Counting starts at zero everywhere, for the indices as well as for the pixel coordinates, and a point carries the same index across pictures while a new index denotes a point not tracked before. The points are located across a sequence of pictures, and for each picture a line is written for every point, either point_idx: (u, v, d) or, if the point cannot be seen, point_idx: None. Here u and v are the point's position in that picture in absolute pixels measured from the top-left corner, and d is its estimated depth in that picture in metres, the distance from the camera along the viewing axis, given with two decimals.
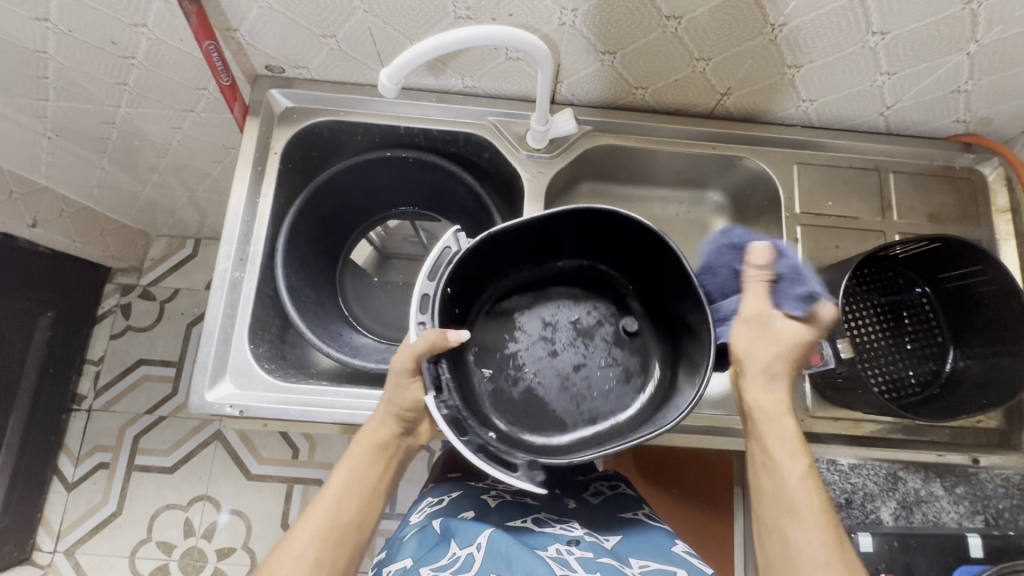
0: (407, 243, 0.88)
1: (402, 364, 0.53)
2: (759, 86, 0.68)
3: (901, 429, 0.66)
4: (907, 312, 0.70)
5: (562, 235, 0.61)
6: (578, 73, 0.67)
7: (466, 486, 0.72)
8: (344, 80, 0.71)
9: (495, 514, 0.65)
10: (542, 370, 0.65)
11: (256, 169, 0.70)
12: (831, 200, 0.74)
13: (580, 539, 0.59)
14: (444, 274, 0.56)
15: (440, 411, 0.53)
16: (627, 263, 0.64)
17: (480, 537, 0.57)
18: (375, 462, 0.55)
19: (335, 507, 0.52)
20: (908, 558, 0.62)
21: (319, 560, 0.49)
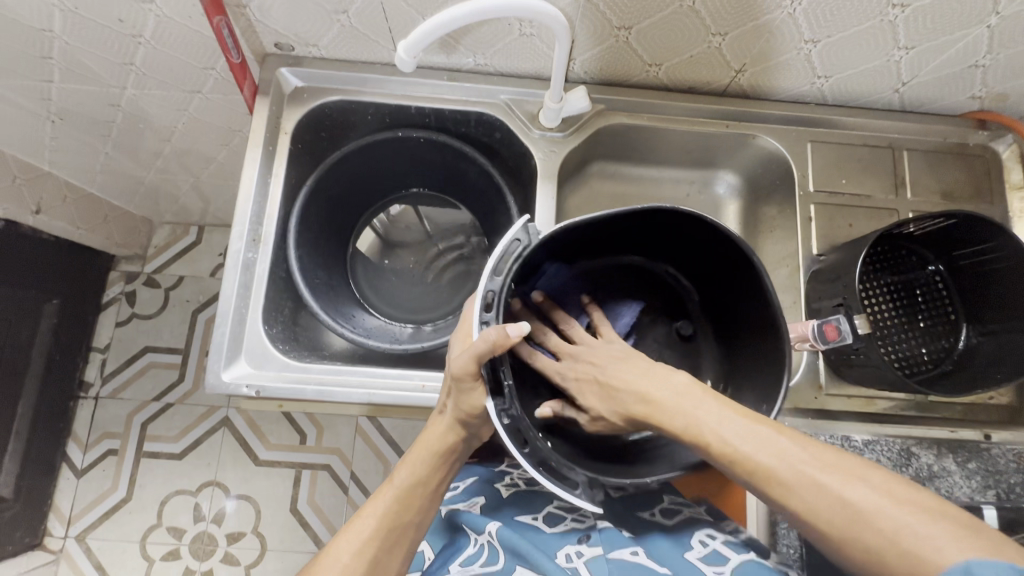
0: (412, 229, 0.88)
1: (463, 368, 0.51)
2: (774, 63, 0.67)
3: (914, 406, 0.67)
4: (921, 290, 0.70)
5: (623, 226, 0.60)
6: (592, 50, 0.66)
7: (480, 472, 0.73)
8: (354, 59, 0.70)
9: (506, 508, 0.65)
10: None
11: (266, 150, 0.69)
12: (845, 178, 0.73)
13: (591, 534, 0.59)
14: (513, 270, 0.53)
15: (501, 423, 0.51)
16: (691, 249, 0.62)
17: (491, 525, 0.60)
18: (436, 465, 0.56)
19: (394, 506, 0.53)
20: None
21: (376, 558, 0.51)
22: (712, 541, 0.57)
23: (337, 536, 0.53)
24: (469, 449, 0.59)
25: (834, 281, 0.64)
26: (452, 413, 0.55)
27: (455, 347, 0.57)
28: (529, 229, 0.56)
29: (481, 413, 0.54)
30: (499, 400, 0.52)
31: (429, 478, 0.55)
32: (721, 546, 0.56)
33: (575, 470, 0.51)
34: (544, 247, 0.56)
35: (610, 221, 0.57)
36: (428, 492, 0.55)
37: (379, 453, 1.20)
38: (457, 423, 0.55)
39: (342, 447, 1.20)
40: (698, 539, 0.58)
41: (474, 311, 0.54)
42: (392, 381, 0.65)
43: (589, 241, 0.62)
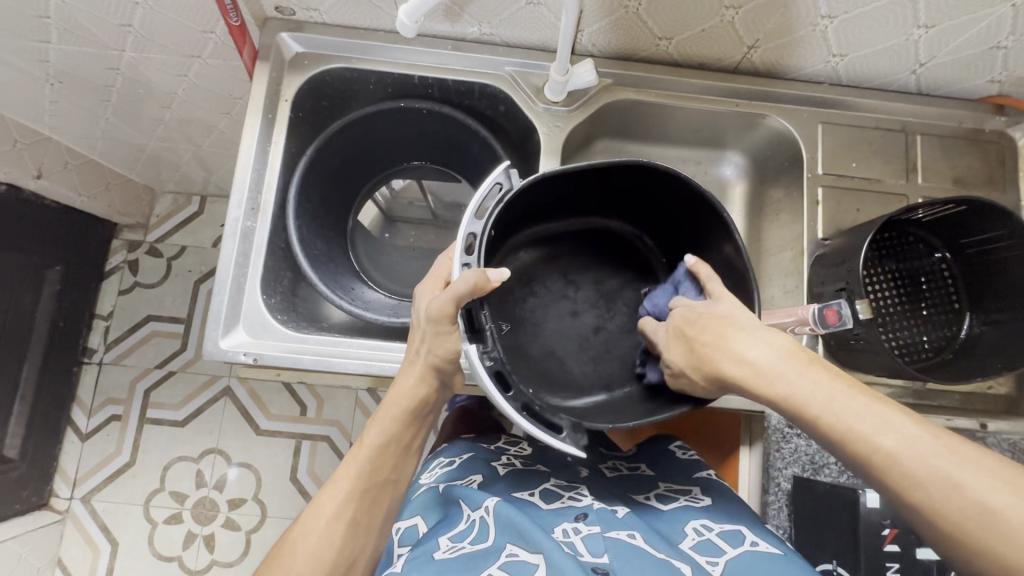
0: (413, 207, 0.89)
1: (440, 312, 0.52)
2: (788, 39, 0.65)
3: (910, 393, 0.67)
4: (926, 278, 0.69)
5: (594, 181, 0.62)
6: (600, 21, 0.64)
7: (477, 450, 0.74)
8: (356, 25, 0.68)
9: (500, 484, 0.66)
10: (564, 326, 0.67)
11: (266, 116, 0.68)
12: (855, 162, 0.72)
13: (588, 513, 0.60)
14: (493, 215, 0.55)
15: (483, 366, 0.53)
16: (659, 210, 0.65)
17: (488, 500, 0.60)
18: (408, 423, 0.55)
19: (369, 466, 0.53)
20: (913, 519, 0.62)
21: (355, 518, 0.51)
22: (708, 530, 0.57)
23: (312, 503, 0.52)
24: (439, 405, 0.59)
25: (837, 265, 0.64)
26: (421, 370, 0.55)
27: (422, 300, 0.57)
28: (509, 174, 0.59)
29: (454, 359, 0.54)
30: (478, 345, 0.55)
31: (401, 435, 0.55)
32: (715, 537, 0.56)
33: (557, 418, 0.55)
34: (521, 194, 0.59)
35: (591, 173, 0.60)
36: (400, 448, 0.55)
37: None
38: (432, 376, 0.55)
39: (341, 419, 1.22)
40: (692, 527, 0.58)
41: (458, 252, 0.55)
42: (390, 352, 0.65)
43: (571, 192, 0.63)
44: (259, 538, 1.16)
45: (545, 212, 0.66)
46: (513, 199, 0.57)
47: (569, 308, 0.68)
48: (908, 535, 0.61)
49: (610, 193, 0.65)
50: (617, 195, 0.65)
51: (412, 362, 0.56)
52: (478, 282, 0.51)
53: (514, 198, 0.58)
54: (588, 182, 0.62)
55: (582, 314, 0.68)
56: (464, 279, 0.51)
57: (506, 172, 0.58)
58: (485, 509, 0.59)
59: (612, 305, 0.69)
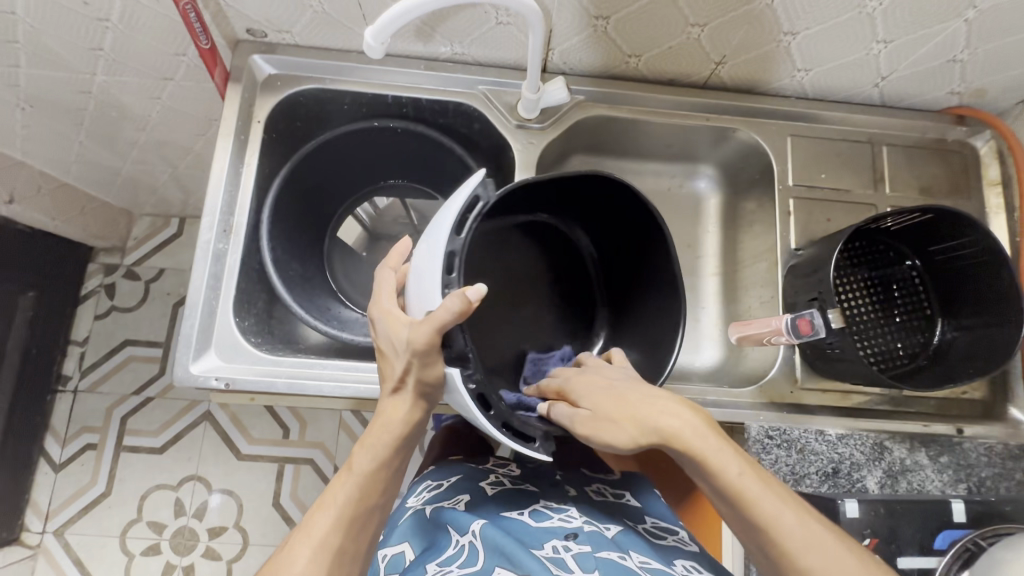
0: (397, 224, 0.86)
1: (427, 339, 0.50)
2: (754, 54, 0.66)
3: (887, 400, 0.66)
4: (898, 286, 0.70)
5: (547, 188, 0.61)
6: (571, 40, 0.65)
7: (466, 472, 0.73)
8: (329, 46, 0.69)
9: (491, 505, 0.65)
10: (504, 322, 0.67)
11: (239, 138, 0.67)
12: (825, 172, 0.73)
13: (578, 533, 0.59)
14: (470, 227, 0.55)
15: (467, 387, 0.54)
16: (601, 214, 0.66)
17: (475, 524, 0.59)
18: (397, 448, 0.53)
19: (356, 497, 0.50)
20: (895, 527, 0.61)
21: (342, 547, 0.48)
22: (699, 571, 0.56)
23: (295, 534, 0.48)
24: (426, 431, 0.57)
25: (810, 275, 0.64)
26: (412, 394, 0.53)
27: (385, 325, 0.54)
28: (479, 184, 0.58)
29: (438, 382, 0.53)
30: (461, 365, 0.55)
31: (390, 462, 0.53)
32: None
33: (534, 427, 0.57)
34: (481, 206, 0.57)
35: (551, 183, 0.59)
36: (389, 475, 0.52)
37: None
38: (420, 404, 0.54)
39: (325, 441, 1.19)
40: (682, 564, 0.57)
41: (435, 271, 0.54)
42: (365, 372, 0.64)
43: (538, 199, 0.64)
44: (241, 568, 1.13)
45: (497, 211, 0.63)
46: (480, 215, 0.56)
47: (509, 305, 0.67)
48: (889, 545, 0.60)
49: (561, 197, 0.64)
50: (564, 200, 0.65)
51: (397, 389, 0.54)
52: (464, 310, 0.49)
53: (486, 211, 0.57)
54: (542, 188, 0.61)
55: (520, 308, 0.68)
56: (450, 305, 0.48)
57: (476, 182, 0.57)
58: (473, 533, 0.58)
59: (544, 294, 0.70)
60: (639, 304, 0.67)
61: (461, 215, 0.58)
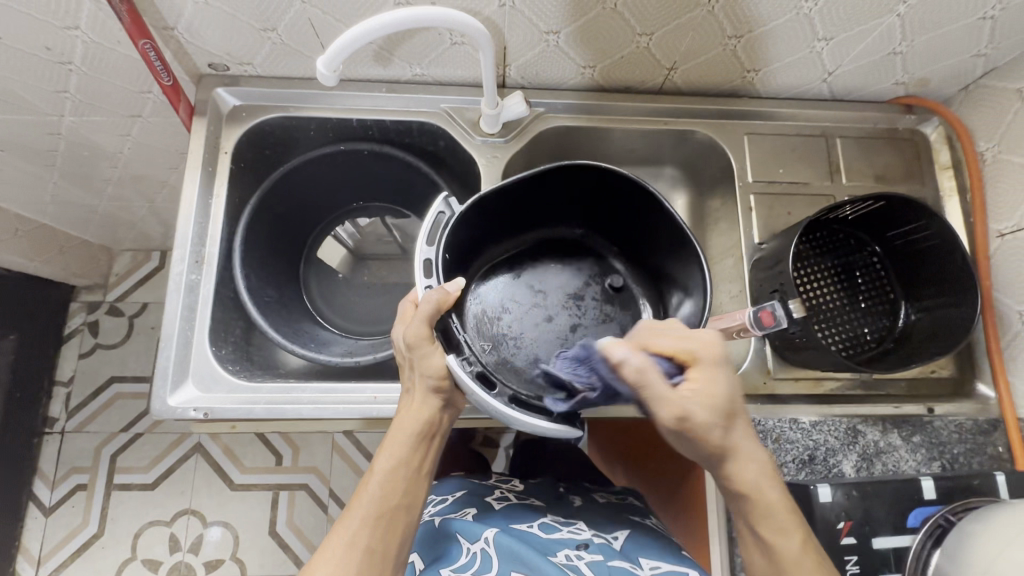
0: (382, 242, 0.87)
1: (417, 333, 0.54)
2: (703, 59, 0.69)
3: (859, 384, 0.68)
4: (861, 272, 0.72)
5: (531, 194, 0.66)
6: (525, 56, 0.67)
7: (470, 485, 0.73)
8: (290, 75, 0.70)
9: (498, 515, 0.65)
10: (542, 333, 0.69)
11: (206, 170, 0.69)
12: (782, 167, 0.75)
13: (589, 543, 0.61)
14: (443, 240, 0.60)
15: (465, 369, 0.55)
16: (601, 206, 0.69)
17: (487, 531, 0.61)
18: (416, 445, 0.55)
19: (380, 494, 0.52)
20: (867, 507, 0.60)
21: (371, 546, 0.50)
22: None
23: (329, 534, 0.52)
24: (450, 428, 0.59)
25: (772, 267, 0.66)
26: (426, 392, 0.55)
27: (396, 331, 0.58)
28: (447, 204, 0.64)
29: (443, 373, 0.54)
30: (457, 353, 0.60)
31: (411, 459, 0.54)
32: None
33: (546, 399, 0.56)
34: (464, 217, 0.62)
35: (525, 185, 0.64)
36: (413, 472, 0.54)
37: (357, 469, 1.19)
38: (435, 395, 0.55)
39: (319, 465, 1.19)
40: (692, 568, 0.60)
41: (418, 278, 0.59)
42: (345, 393, 0.65)
43: (521, 212, 0.69)
44: None
45: (500, 227, 0.69)
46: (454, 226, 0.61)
47: (543, 315, 0.70)
48: (863, 526, 0.60)
49: (554, 201, 0.69)
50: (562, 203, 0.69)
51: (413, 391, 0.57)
52: (441, 299, 0.55)
53: (459, 224, 0.62)
54: (522, 197, 0.66)
55: (556, 318, 0.70)
56: (427, 298, 0.54)
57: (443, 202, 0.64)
58: (485, 540, 0.60)
59: (581, 302, 0.71)
60: (665, 272, 0.69)
61: (430, 234, 0.62)
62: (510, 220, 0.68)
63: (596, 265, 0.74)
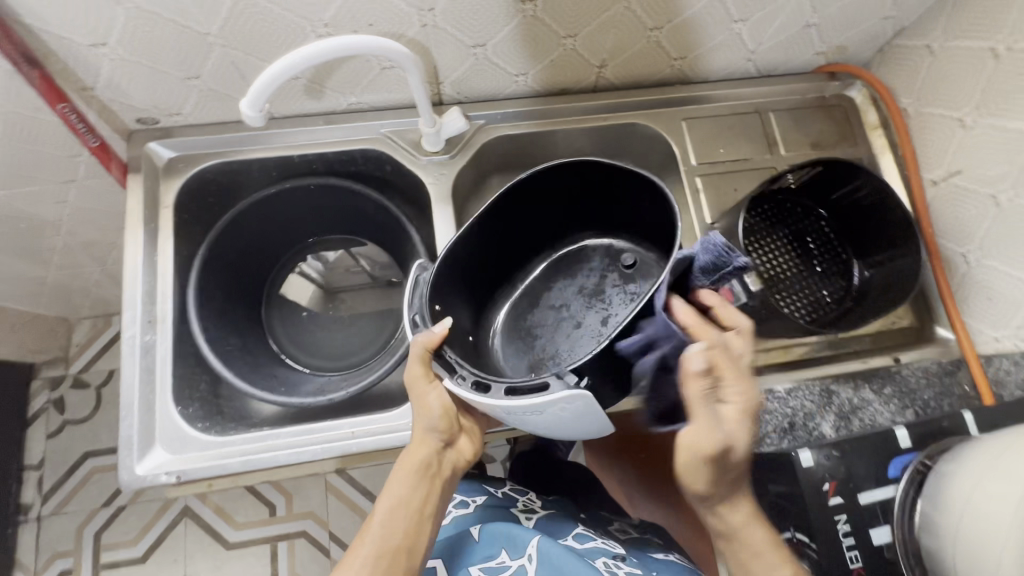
0: (350, 274, 0.86)
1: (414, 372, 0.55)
2: (630, 53, 0.70)
3: (825, 346, 0.70)
4: (812, 237, 0.74)
5: (512, 223, 0.65)
6: (456, 71, 0.68)
7: (491, 495, 0.72)
8: (224, 120, 0.69)
9: (531, 527, 0.66)
10: (575, 340, 0.68)
11: (149, 227, 0.67)
12: (723, 147, 0.77)
13: (625, 561, 0.63)
14: (423, 302, 0.58)
15: (464, 384, 0.54)
16: (584, 203, 0.68)
17: (530, 545, 0.61)
18: (421, 483, 0.56)
19: (383, 533, 0.53)
20: (848, 465, 0.57)
21: None
22: None
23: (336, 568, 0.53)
24: (455, 466, 0.60)
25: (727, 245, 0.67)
26: (428, 430, 0.57)
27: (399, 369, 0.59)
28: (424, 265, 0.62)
29: (444, 412, 0.56)
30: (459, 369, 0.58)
31: (417, 496, 0.55)
32: None
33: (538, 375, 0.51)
34: (446, 272, 0.61)
35: (494, 220, 0.63)
36: (417, 508, 0.55)
37: (355, 507, 1.17)
38: (437, 432, 0.57)
39: (315, 509, 1.16)
40: None
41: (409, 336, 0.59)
42: (320, 434, 0.63)
43: (508, 240, 0.68)
44: None
45: (498, 259, 0.69)
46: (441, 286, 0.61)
47: (572, 324, 0.70)
48: (848, 484, 0.56)
49: (535, 218, 0.68)
50: (547, 214, 0.68)
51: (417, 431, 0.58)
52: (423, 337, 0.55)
53: (443, 276, 0.61)
54: (501, 227, 0.65)
55: (586, 321, 0.69)
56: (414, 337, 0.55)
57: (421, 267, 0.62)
58: (528, 556, 0.60)
59: (605, 298, 0.70)
60: (667, 245, 0.67)
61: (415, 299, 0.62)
62: (498, 250, 0.67)
63: (608, 256, 0.72)
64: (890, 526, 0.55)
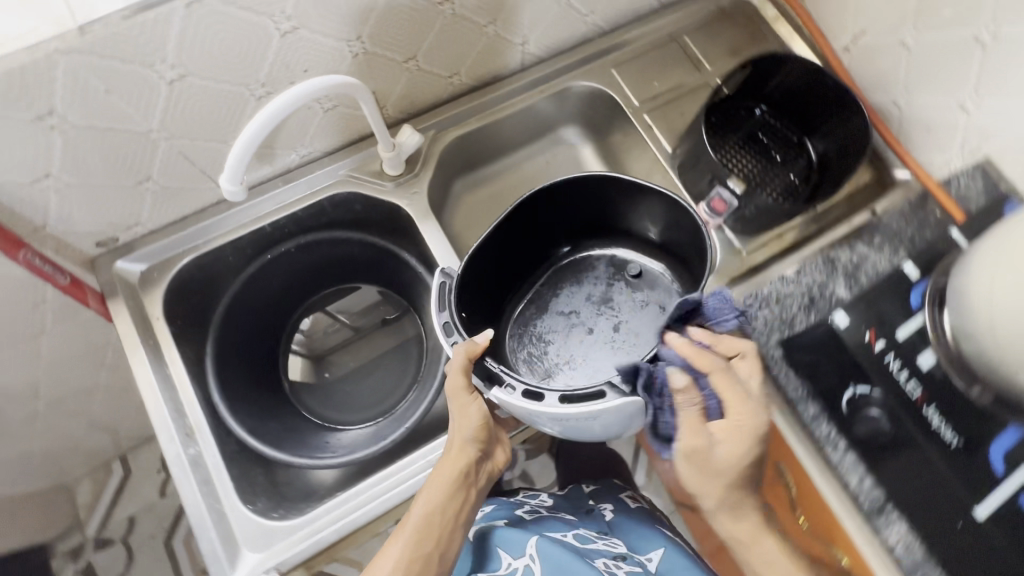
0: (329, 334, 0.84)
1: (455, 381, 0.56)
2: (546, 22, 0.73)
3: (812, 222, 0.75)
4: (763, 132, 0.79)
5: (518, 235, 0.68)
6: (394, 90, 0.69)
7: (501, 501, 0.76)
8: (183, 214, 0.67)
9: (534, 527, 0.70)
10: (590, 349, 0.69)
11: (147, 343, 0.64)
12: (656, 80, 0.81)
13: (626, 555, 0.67)
14: (453, 306, 0.60)
15: (515, 393, 0.55)
16: (583, 210, 0.71)
17: (529, 545, 0.64)
18: (454, 492, 0.56)
19: (415, 539, 0.54)
20: (878, 310, 0.63)
21: None
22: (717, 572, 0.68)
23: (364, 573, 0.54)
24: (485, 475, 0.60)
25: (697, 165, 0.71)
26: (462, 439, 0.57)
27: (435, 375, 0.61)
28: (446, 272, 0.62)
29: (477, 421, 0.57)
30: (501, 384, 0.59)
31: (449, 503, 0.56)
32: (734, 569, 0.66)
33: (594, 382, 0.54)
34: (467, 278, 0.63)
35: (505, 231, 0.66)
36: (450, 516, 0.56)
37: None
38: (473, 442, 0.57)
39: None
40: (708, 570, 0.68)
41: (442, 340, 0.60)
42: (400, 473, 0.63)
43: (516, 252, 0.70)
44: None
45: (507, 273, 0.70)
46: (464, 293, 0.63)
47: (583, 331, 0.71)
48: (885, 327, 0.61)
49: (540, 231, 0.71)
50: (549, 225, 0.71)
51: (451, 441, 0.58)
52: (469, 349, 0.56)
53: (467, 287, 0.63)
54: (511, 239, 0.68)
55: (595, 327, 0.71)
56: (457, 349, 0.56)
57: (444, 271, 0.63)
58: (529, 556, 0.63)
59: (612, 304, 0.72)
60: (669, 241, 0.71)
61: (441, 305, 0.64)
62: (506, 263, 0.69)
63: (612, 263, 0.75)
64: (932, 347, 0.59)
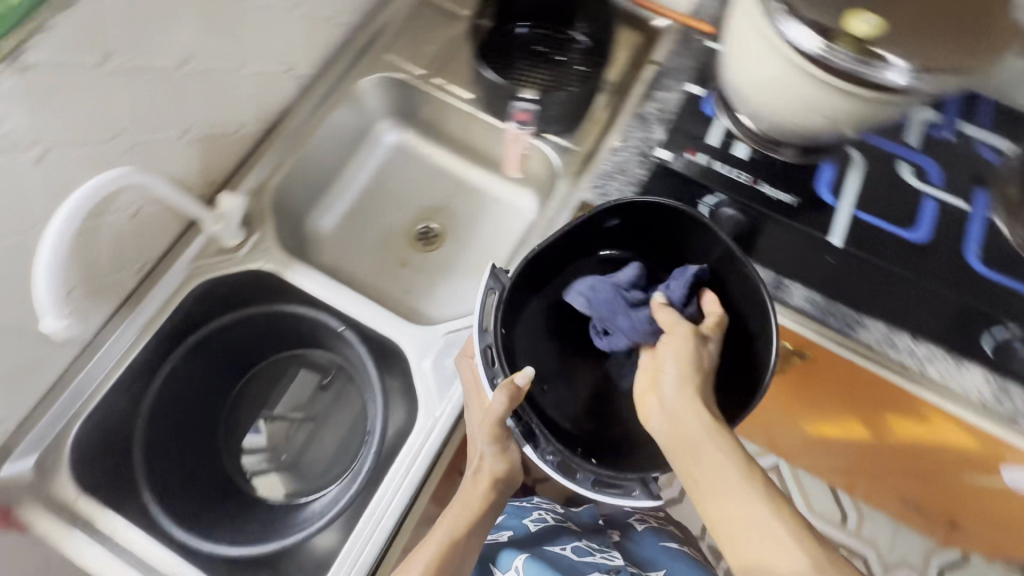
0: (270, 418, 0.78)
1: (490, 429, 0.59)
2: (299, 41, 0.75)
3: (612, 93, 0.83)
4: (538, 43, 0.85)
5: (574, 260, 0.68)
6: (190, 167, 0.69)
7: (511, 511, 0.87)
8: (47, 387, 0.64)
9: (532, 542, 0.78)
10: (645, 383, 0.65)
11: (82, 523, 0.62)
12: (427, 45, 0.85)
13: (620, 568, 0.75)
14: (494, 323, 0.60)
15: (552, 467, 0.57)
16: (666, 250, 0.68)
17: (516, 561, 0.72)
18: (476, 517, 0.61)
19: (436, 558, 0.58)
20: (686, 131, 0.68)
21: None
22: None
23: None
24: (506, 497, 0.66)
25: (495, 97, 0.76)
26: (488, 473, 0.63)
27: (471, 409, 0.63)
28: (494, 277, 0.62)
29: (502, 468, 0.63)
30: (534, 442, 0.60)
31: (473, 526, 0.61)
32: None
33: (628, 475, 0.57)
34: (513, 285, 0.62)
35: (558, 243, 0.64)
36: (472, 534, 0.61)
37: None
38: (495, 481, 0.63)
39: None
40: None
41: (481, 372, 0.60)
42: (391, 488, 0.62)
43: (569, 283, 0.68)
44: None
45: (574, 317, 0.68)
46: (506, 304, 0.62)
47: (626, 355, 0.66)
48: (695, 141, 0.67)
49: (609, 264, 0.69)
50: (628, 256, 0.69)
51: (475, 473, 0.63)
52: (511, 387, 0.57)
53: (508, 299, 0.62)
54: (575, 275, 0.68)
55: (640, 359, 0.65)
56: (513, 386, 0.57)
57: (486, 280, 0.62)
58: (515, 569, 0.71)
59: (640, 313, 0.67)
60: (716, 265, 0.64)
61: (481, 319, 0.62)
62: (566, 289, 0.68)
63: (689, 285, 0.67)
64: (742, 141, 0.66)
